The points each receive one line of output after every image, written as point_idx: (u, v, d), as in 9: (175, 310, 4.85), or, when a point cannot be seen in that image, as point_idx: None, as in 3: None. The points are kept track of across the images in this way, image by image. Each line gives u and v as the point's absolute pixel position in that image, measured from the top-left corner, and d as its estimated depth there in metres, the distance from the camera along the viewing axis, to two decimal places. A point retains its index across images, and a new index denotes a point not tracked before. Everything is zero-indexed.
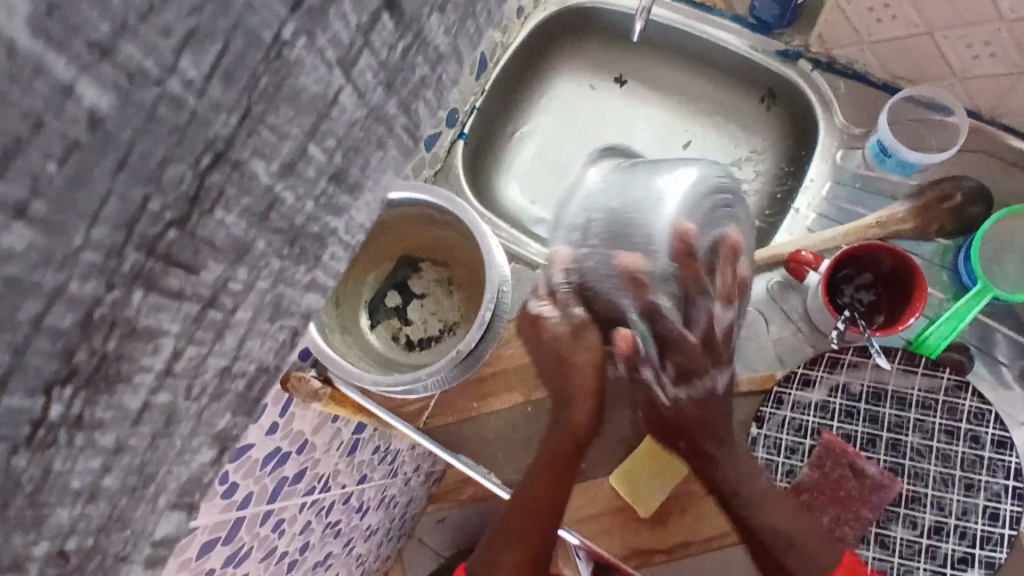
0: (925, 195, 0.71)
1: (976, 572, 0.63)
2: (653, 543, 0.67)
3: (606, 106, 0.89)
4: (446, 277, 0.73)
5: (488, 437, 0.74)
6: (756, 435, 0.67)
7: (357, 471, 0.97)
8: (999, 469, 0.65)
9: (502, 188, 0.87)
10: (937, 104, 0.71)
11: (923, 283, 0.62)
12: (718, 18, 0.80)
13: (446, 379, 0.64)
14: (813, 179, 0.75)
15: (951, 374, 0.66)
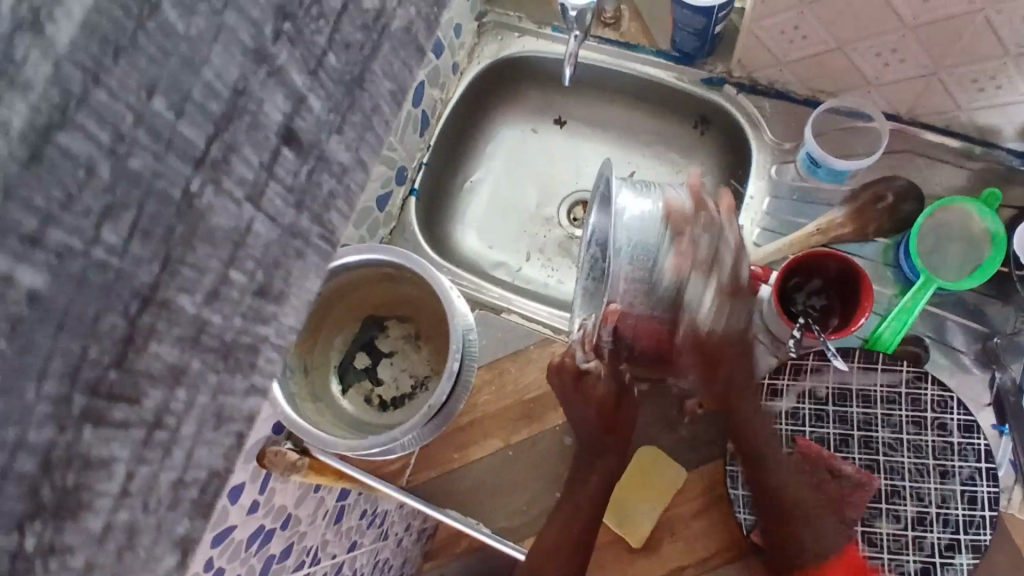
0: (860, 198, 0.74)
1: (965, 556, 0.64)
2: (650, 570, 0.67)
3: (550, 148, 0.92)
4: (413, 333, 0.73)
5: (471, 489, 0.73)
6: (734, 450, 0.68)
7: (345, 538, 0.94)
8: (969, 452, 0.66)
9: (458, 237, 0.90)
10: (858, 112, 0.75)
11: (868, 283, 0.65)
12: (643, 53, 0.84)
13: (424, 435, 0.64)
14: (754, 196, 0.78)
15: (909, 366, 0.69)
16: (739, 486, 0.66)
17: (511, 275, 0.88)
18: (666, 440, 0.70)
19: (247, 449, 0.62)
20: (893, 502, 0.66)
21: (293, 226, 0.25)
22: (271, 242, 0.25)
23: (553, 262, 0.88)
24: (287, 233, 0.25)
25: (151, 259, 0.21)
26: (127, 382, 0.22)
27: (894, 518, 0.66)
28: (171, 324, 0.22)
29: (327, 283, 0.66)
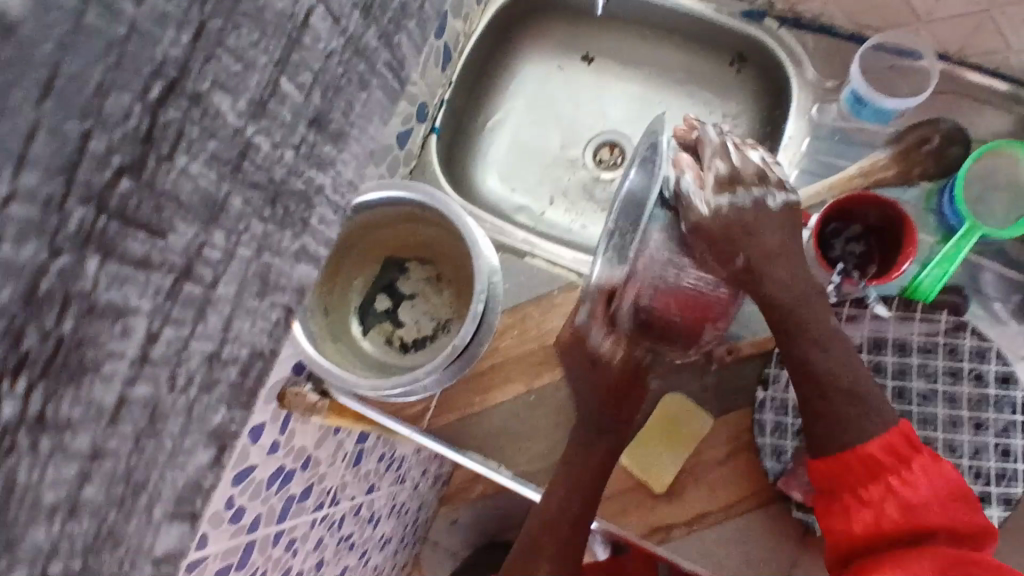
0: (906, 141, 0.70)
1: (995, 508, 0.63)
2: (672, 518, 0.66)
3: (575, 86, 0.88)
4: (434, 275, 0.71)
5: (493, 433, 0.72)
6: (763, 398, 0.67)
7: (364, 481, 0.93)
8: (1005, 404, 0.64)
9: (480, 178, 0.87)
10: (907, 51, 0.70)
11: (912, 227, 0.62)
12: None
13: (446, 377, 0.63)
14: (792, 137, 0.74)
15: (948, 316, 0.66)
16: (767, 434, 0.66)
17: (533, 219, 0.85)
18: (692, 386, 0.69)
19: (269, 388, 0.59)
20: None
21: (355, 41, 0.24)
22: (332, 54, 0.23)
23: (577, 206, 0.85)
24: (350, 45, 0.24)
25: (182, 27, 0.18)
26: (149, 203, 0.19)
27: None
28: (205, 134, 0.20)
29: (347, 221, 0.64)
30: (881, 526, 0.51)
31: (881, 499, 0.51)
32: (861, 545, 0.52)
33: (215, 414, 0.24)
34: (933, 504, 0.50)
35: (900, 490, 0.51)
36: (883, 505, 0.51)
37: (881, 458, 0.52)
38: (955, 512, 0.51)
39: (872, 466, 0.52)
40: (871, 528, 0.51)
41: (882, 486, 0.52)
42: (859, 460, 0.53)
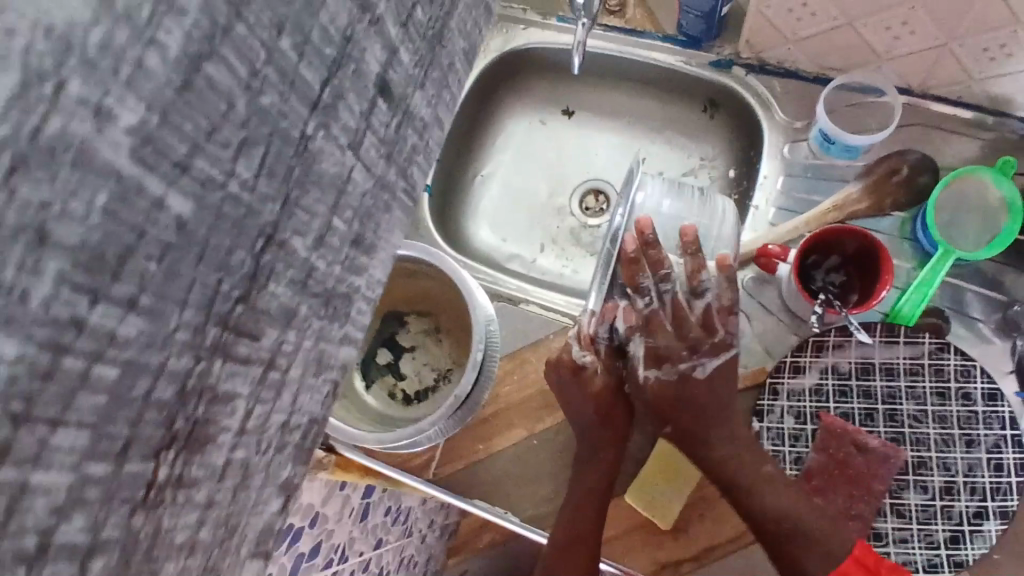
0: (875, 172, 0.74)
1: (993, 523, 0.65)
2: (679, 554, 0.68)
3: (558, 138, 0.93)
4: (433, 326, 0.74)
5: (501, 478, 0.73)
6: (759, 429, 0.68)
7: (372, 536, 0.87)
8: (994, 420, 0.66)
9: (472, 231, 0.90)
10: (870, 88, 0.75)
11: (886, 256, 0.65)
12: (650, 39, 0.83)
13: (449, 427, 0.65)
14: (767, 176, 0.78)
15: (932, 338, 0.68)
16: None
17: (526, 267, 0.88)
18: None
19: None
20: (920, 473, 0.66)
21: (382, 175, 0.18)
22: None
23: (568, 252, 0.88)
24: None
25: None
26: None
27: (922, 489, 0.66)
28: None
29: None
30: (873, 569, 0.56)
31: (845, 574, 0.56)
32: (832, 573, 0.57)
33: (276, 480, 0.17)
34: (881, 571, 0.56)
35: None
36: (847, 571, 0.57)
37: (851, 572, 0.56)
38: (927, 564, 0.56)
39: (863, 562, 0.57)
40: (860, 560, 0.57)
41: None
42: (851, 562, 0.57)
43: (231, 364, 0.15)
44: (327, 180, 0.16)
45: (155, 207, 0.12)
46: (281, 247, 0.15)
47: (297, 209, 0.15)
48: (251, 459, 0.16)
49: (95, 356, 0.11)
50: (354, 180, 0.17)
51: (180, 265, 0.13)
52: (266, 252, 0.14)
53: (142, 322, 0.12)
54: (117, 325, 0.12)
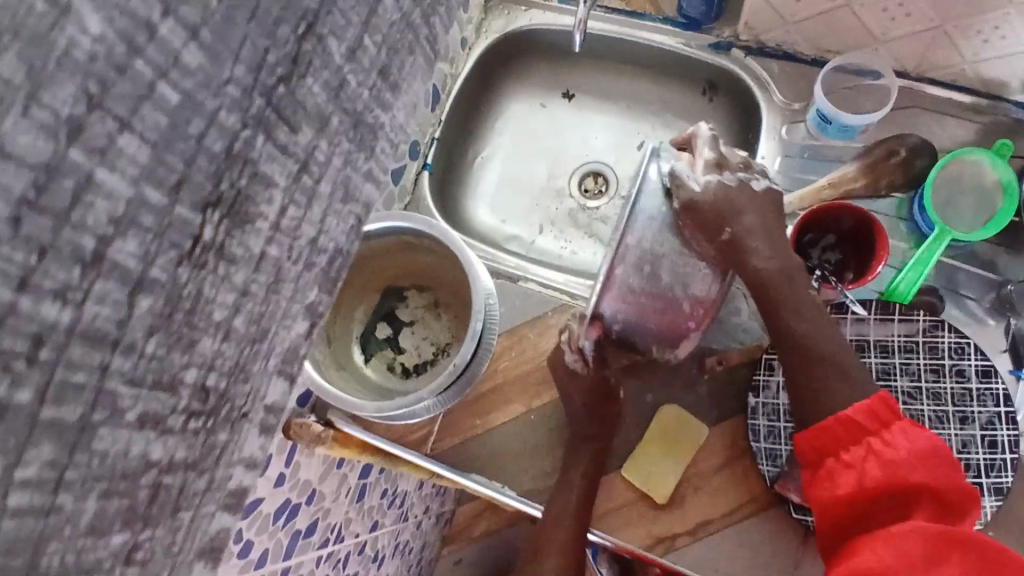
0: (874, 153, 0.74)
1: (987, 499, 0.65)
2: (674, 528, 0.67)
3: (557, 120, 0.93)
4: (433, 301, 0.74)
5: (498, 453, 0.73)
6: (754, 404, 0.69)
7: (368, 517, 0.84)
8: (987, 397, 0.67)
9: (471, 211, 0.90)
10: (866, 69, 0.75)
11: (882, 232, 0.66)
12: (650, 22, 0.84)
13: (446, 398, 0.65)
14: (765, 157, 0.78)
15: (926, 316, 0.69)
16: (761, 440, 0.68)
17: (524, 247, 0.88)
18: (687, 398, 0.71)
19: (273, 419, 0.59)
20: None
21: None
22: None
23: (566, 233, 0.88)
24: None
25: (295, 18, 0.17)
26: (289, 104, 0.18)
27: None
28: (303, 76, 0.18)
29: None
30: (864, 487, 0.52)
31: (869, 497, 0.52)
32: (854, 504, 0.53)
33: (304, 300, 0.22)
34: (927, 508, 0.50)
35: (884, 449, 0.52)
36: (862, 467, 0.53)
37: (859, 420, 0.54)
38: (938, 470, 0.51)
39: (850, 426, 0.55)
40: (856, 490, 0.53)
41: (863, 447, 0.53)
42: (839, 424, 0.55)
43: (272, 144, 0.18)
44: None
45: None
46: (318, 41, 0.18)
47: (334, 10, 0.19)
48: (283, 259, 0.20)
49: (163, 71, 0.15)
50: (384, 7, 0.21)
51: (235, 18, 0.16)
52: (303, 41, 0.18)
53: (202, 58, 0.16)
54: (182, 47, 0.15)
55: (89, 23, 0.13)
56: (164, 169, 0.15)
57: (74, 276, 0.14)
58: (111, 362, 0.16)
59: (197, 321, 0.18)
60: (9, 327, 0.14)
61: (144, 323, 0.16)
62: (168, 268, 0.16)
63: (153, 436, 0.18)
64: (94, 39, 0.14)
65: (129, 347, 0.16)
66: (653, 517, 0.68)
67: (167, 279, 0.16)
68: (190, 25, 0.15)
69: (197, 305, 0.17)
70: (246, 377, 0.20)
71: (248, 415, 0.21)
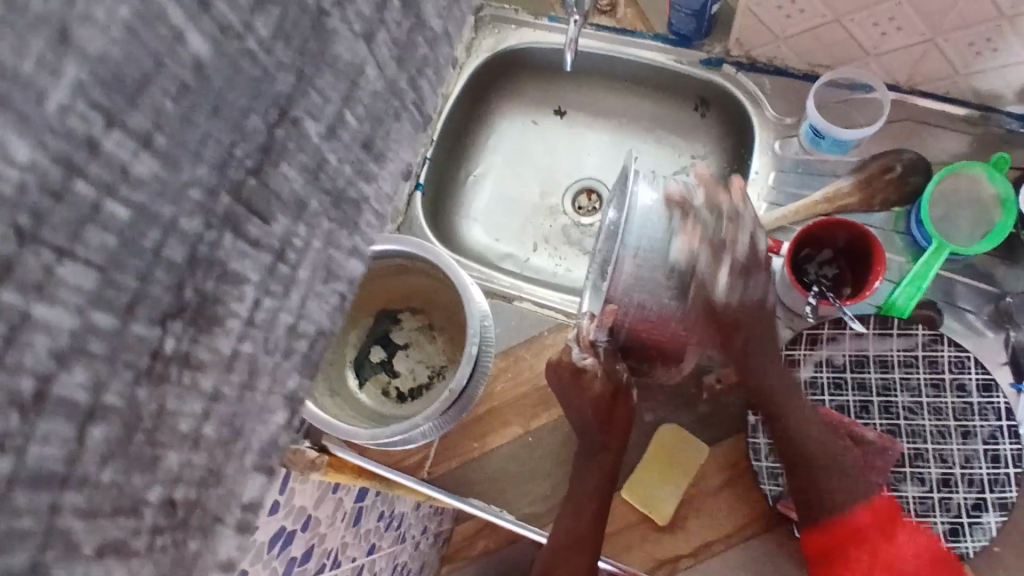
0: (868, 169, 0.74)
1: (992, 515, 0.65)
2: (677, 549, 0.67)
3: (550, 138, 0.93)
4: (427, 323, 0.73)
5: (497, 475, 0.73)
6: (754, 422, 0.68)
7: (365, 540, 0.78)
8: (989, 412, 0.66)
9: (464, 231, 0.90)
10: (859, 85, 0.75)
11: (878, 249, 0.65)
12: (641, 38, 0.84)
13: (443, 423, 0.64)
14: (759, 172, 0.78)
15: (925, 330, 0.69)
16: (762, 459, 0.67)
17: (519, 266, 0.88)
18: (686, 417, 0.71)
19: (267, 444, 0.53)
20: (916, 465, 0.66)
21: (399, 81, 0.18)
22: None
23: (561, 251, 0.88)
24: None
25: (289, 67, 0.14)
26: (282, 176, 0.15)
27: (919, 481, 0.66)
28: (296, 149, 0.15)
29: None
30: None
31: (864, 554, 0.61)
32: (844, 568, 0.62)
33: (283, 390, 0.16)
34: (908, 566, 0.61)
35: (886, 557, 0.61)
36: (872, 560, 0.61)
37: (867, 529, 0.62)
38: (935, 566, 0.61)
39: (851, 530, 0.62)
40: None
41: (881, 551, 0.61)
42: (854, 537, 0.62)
43: (243, 242, 0.14)
44: (339, 66, 0.15)
45: (175, 41, 0.12)
46: (293, 127, 0.14)
47: (309, 89, 0.15)
48: (260, 355, 0.15)
49: (109, 185, 0.12)
50: (366, 76, 0.16)
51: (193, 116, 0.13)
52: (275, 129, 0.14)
53: (156, 164, 0.12)
54: (131, 158, 0.12)
55: (15, 149, 0.11)
56: (114, 290, 0.12)
57: (12, 423, 0.12)
58: (62, 500, 0.12)
59: (158, 436, 0.14)
60: None
61: (99, 454, 0.13)
62: (124, 393, 0.13)
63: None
64: (22, 167, 0.11)
65: (82, 483, 0.13)
66: (656, 539, 0.67)
67: (124, 406, 0.13)
68: (138, 133, 0.12)
69: (159, 421, 0.14)
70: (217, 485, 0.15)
71: (223, 518, 0.16)
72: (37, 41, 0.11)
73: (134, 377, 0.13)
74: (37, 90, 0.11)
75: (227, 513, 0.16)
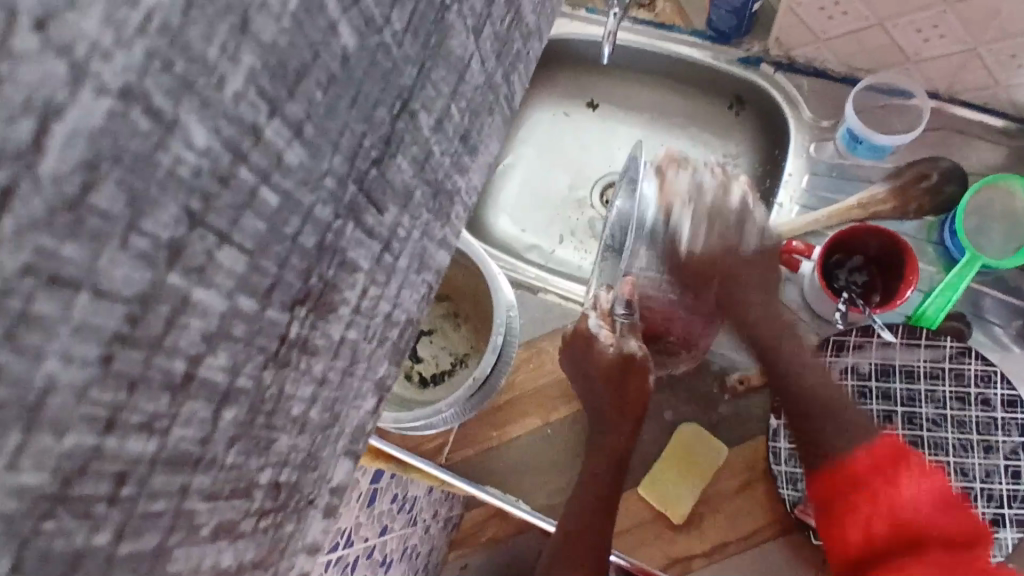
0: (904, 177, 0.72)
1: (1009, 532, 0.63)
2: (692, 548, 0.67)
3: (581, 130, 0.92)
4: (451, 311, 0.74)
5: (514, 465, 0.73)
6: (776, 427, 0.68)
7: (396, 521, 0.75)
8: (1012, 427, 0.66)
9: (490, 220, 0.90)
10: (898, 90, 0.74)
11: (912, 258, 0.65)
12: (679, 34, 0.83)
13: (466, 409, 0.65)
14: (792, 174, 0.78)
15: (953, 342, 0.68)
16: (782, 463, 0.67)
17: (544, 257, 0.88)
18: (706, 416, 0.71)
19: None
20: None
21: (491, 77, 0.18)
22: None
23: (585, 244, 0.87)
24: None
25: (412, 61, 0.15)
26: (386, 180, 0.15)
27: None
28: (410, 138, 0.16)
29: None
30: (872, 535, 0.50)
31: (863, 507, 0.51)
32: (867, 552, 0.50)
33: (372, 376, 0.17)
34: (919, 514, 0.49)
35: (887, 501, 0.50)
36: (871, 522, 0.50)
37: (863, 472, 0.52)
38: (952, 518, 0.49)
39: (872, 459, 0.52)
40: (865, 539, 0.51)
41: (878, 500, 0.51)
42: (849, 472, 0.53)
43: (360, 230, 0.15)
44: (451, 60, 0.16)
45: (330, 30, 0.12)
46: (411, 118, 0.15)
47: (426, 82, 0.16)
48: (361, 341, 0.16)
49: (266, 174, 0.12)
50: (471, 70, 0.17)
51: (336, 104, 0.13)
52: (398, 118, 0.15)
53: (304, 154, 0.13)
54: (285, 146, 0.12)
55: (194, 134, 0.11)
56: (255, 277, 0.13)
57: (163, 404, 0.12)
58: (192, 484, 0.13)
59: (276, 420, 0.14)
60: (91, 474, 0.11)
61: (227, 436, 0.13)
62: (252, 375, 0.13)
63: (225, 544, 0.14)
64: (198, 151, 0.11)
65: (210, 466, 0.13)
66: (671, 536, 0.67)
67: (253, 388, 0.13)
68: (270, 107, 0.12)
69: (279, 403, 0.14)
70: (316, 465, 0.16)
71: (315, 502, 0.17)
72: (221, 28, 0.10)
73: (264, 362, 0.13)
74: (216, 74, 0.11)
75: (318, 494, 0.17)
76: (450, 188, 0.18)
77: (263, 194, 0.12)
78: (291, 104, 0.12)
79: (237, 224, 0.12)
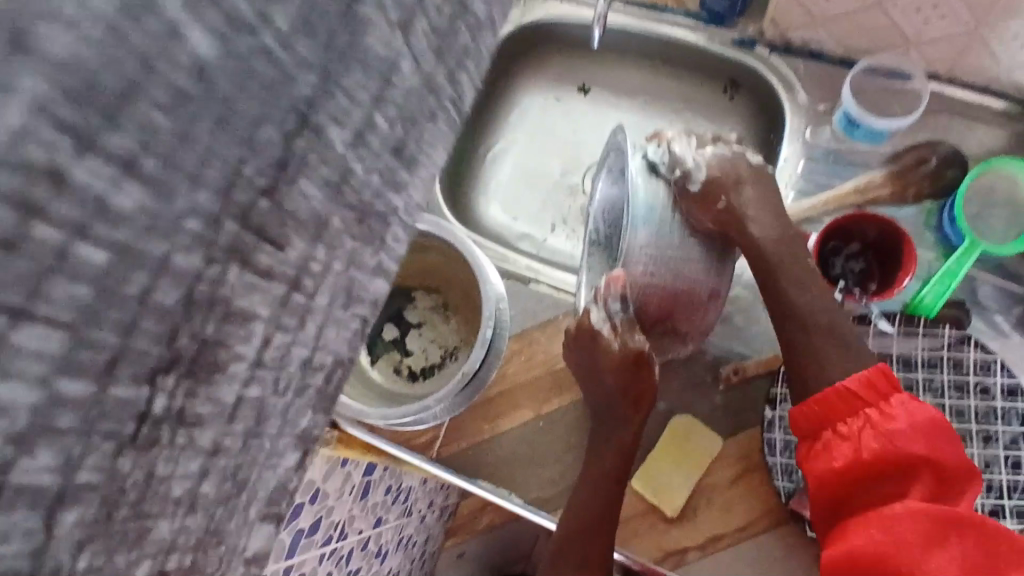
0: (903, 160, 0.72)
1: (1008, 522, 0.62)
2: (686, 541, 0.66)
3: (573, 116, 0.90)
4: (441, 303, 0.73)
5: (506, 458, 0.72)
6: (771, 418, 0.66)
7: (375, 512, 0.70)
8: (1012, 416, 0.65)
9: (482, 208, 0.88)
10: (898, 73, 0.72)
11: (910, 245, 0.63)
12: (672, 15, 0.81)
13: (454, 405, 0.63)
14: (788, 159, 0.76)
15: (951, 330, 0.67)
16: (777, 454, 0.66)
17: (536, 246, 0.86)
18: (701, 407, 0.69)
19: None
20: None
21: (433, 78, 0.17)
22: None
23: (577, 232, 0.86)
24: None
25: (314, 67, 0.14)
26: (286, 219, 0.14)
27: None
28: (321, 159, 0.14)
29: None
30: (861, 459, 0.51)
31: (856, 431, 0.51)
32: (848, 477, 0.51)
33: (295, 430, 0.17)
34: (909, 437, 0.49)
35: (879, 423, 0.51)
36: (861, 437, 0.51)
37: (858, 393, 0.53)
38: (938, 440, 0.49)
39: (848, 399, 0.53)
40: (852, 462, 0.51)
41: (862, 418, 0.52)
42: (837, 396, 0.54)
43: (252, 272, 0.14)
44: (372, 61, 0.15)
45: (170, 34, 0.11)
46: (316, 131, 0.14)
47: (335, 90, 0.14)
48: (270, 396, 0.16)
49: (83, 229, 0.11)
50: (401, 71, 0.16)
51: (197, 132, 0.12)
52: (297, 137, 0.14)
53: (146, 196, 0.11)
54: (112, 193, 0.11)
55: None
56: (86, 355, 0.11)
57: None
58: None
59: (150, 506, 0.14)
60: None
61: (74, 539, 0.12)
62: (102, 466, 0.12)
63: None
64: None
65: (55, 571, 0.12)
66: (664, 530, 0.67)
67: (103, 478, 0.12)
68: (122, 158, 0.11)
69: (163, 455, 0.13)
70: (222, 538, 0.16)
71: (234, 559, 0.16)
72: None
73: (117, 445, 0.12)
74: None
75: (229, 567, 0.16)
76: (382, 209, 0.17)
77: (85, 253, 0.11)
78: (119, 139, 0.11)
79: (47, 300, 0.10)
